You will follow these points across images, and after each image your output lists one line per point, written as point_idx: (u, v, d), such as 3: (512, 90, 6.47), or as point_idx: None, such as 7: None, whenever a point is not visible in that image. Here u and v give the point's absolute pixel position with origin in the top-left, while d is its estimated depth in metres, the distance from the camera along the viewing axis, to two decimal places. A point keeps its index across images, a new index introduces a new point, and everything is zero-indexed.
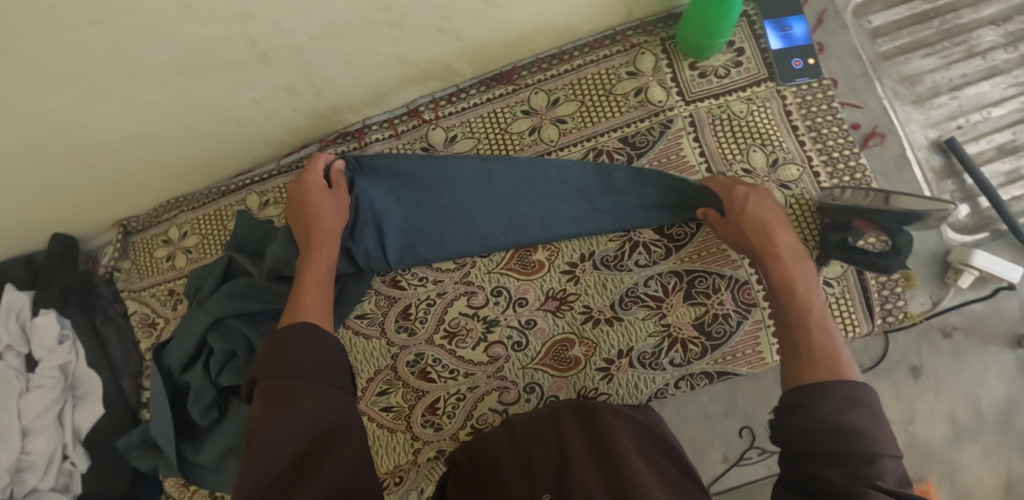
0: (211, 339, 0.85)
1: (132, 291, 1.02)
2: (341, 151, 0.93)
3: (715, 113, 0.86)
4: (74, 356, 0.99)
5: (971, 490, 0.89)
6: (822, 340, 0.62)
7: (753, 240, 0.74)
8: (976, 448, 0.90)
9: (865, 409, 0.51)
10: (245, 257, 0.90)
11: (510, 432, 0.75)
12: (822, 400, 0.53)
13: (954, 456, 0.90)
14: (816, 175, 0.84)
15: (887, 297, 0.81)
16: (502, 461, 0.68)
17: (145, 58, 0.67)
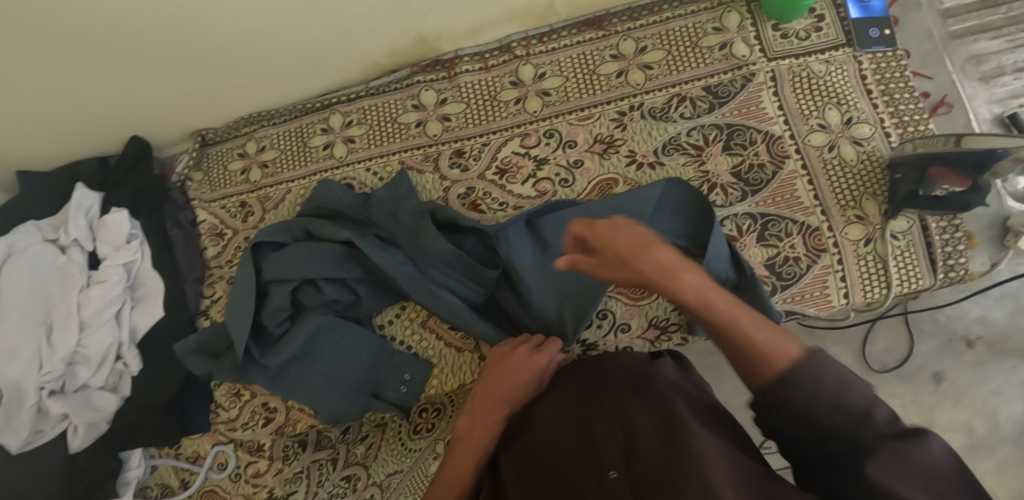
0: (326, 289, 0.89)
1: (202, 201, 1.03)
2: (431, 78, 0.97)
3: (796, 71, 0.91)
4: (140, 255, 0.98)
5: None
6: (752, 331, 0.54)
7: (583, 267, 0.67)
8: (993, 459, 1.03)
9: (829, 379, 0.49)
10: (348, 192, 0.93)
11: (552, 395, 0.72)
12: (793, 391, 0.50)
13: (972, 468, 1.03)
14: (887, 135, 0.89)
15: (950, 253, 0.86)
16: (548, 429, 0.67)
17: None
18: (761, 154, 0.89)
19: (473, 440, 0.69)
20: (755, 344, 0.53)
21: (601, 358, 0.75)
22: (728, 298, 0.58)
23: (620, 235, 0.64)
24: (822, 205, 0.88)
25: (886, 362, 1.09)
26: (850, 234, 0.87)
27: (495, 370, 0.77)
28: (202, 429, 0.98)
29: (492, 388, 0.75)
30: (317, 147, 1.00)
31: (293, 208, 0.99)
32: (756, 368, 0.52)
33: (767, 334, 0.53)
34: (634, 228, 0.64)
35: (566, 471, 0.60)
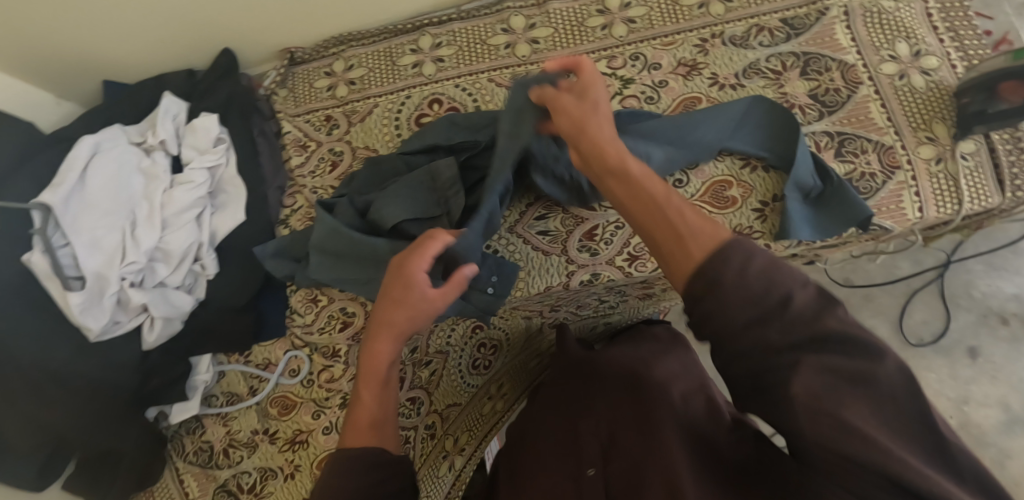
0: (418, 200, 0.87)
1: (287, 115, 1.06)
2: (521, 5, 1.02)
3: (867, 8, 0.97)
4: (225, 160, 1.00)
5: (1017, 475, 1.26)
6: (692, 220, 0.53)
7: (587, 145, 0.65)
8: None
9: (760, 259, 0.47)
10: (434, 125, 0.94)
11: (553, 401, 0.82)
12: (721, 271, 0.47)
13: (1005, 444, 1.28)
14: (954, 67, 0.94)
15: (1017, 175, 0.90)
16: (545, 428, 0.76)
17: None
18: (837, 79, 0.95)
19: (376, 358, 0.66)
20: (671, 206, 0.54)
21: (597, 362, 0.84)
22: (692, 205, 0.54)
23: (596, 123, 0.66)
24: (895, 126, 0.92)
25: (924, 336, 1.35)
26: (922, 153, 0.91)
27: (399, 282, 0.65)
28: (276, 334, 0.98)
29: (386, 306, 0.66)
30: (406, 66, 1.03)
31: (381, 121, 1.02)
32: (677, 238, 0.52)
33: (703, 226, 0.51)
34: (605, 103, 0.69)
35: (555, 458, 0.70)
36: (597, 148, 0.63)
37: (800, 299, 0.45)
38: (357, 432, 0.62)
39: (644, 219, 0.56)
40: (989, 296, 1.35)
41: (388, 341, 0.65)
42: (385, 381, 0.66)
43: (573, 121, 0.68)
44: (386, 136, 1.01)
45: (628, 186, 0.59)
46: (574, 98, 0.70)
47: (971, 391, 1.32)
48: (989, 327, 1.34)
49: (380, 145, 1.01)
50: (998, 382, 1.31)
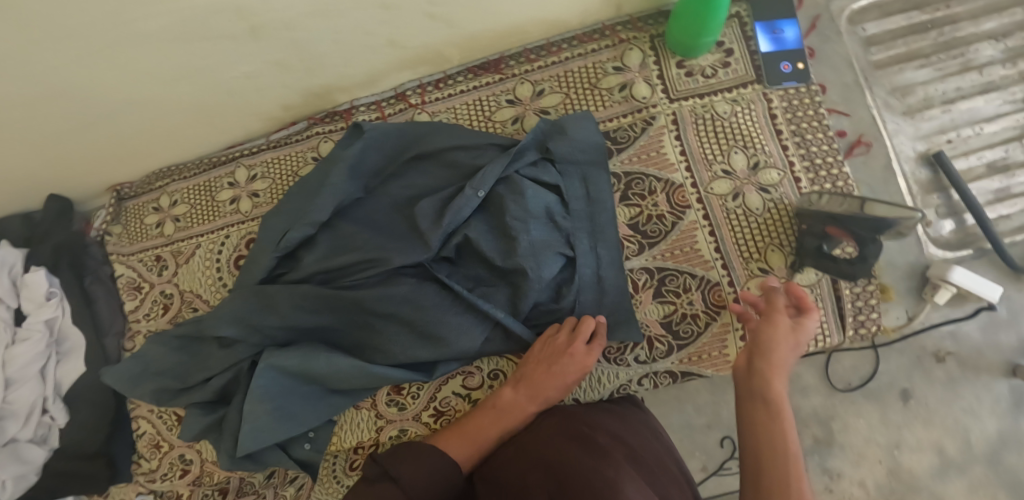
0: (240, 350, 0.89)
1: (121, 255, 1.05)
2: (330, 130, 0.96)
3: (699, 112, 0.86)
4: (61, 312, 1.01)
5: None
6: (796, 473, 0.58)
7: (756, 358, 0.69)
8: (964, 480, 1.20)
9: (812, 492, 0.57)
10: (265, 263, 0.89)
11: (537, 452, 0.70)
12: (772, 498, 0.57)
13: (938, 487, 1.20)
14: (797, 181, 0.83)
15: (860, 309, 0.81)
16: (530, 481, 0.67)
17: (140, 24, 0.69)
18: (661, 204, 0.84)
19: (501, 417, 0.77)
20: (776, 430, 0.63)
21: (591, 425, 0.73)
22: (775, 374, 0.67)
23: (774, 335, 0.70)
24: (724, 257, 0.82)
25: (851, 381, 1.24)
26: (752, 289, 0.81)
27: (550, 366, 0.78)
28: (127, 479, 1.01)
29: (492, 412, 0.78)
30: (223, 202, 0.99)
31: (204, 265, 0.99)
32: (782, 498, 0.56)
33: (790, 462, 0.59)
34: (805, 335, 0.71)
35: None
36: (775, 372, 0.67)
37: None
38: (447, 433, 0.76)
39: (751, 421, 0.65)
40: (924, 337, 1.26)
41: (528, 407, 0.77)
42: (505, 422, 0.77)
43: (779, 364, 0.68)
44: (209, 280, 0.98)
45: (763, 387, 0.66)
46: (784, 320, 0.71)
47: (905, 436, 1.22)
48: (923, 368, 1.23)
49: (204, 290, 0.98)
50: (934, 426, 1.22)
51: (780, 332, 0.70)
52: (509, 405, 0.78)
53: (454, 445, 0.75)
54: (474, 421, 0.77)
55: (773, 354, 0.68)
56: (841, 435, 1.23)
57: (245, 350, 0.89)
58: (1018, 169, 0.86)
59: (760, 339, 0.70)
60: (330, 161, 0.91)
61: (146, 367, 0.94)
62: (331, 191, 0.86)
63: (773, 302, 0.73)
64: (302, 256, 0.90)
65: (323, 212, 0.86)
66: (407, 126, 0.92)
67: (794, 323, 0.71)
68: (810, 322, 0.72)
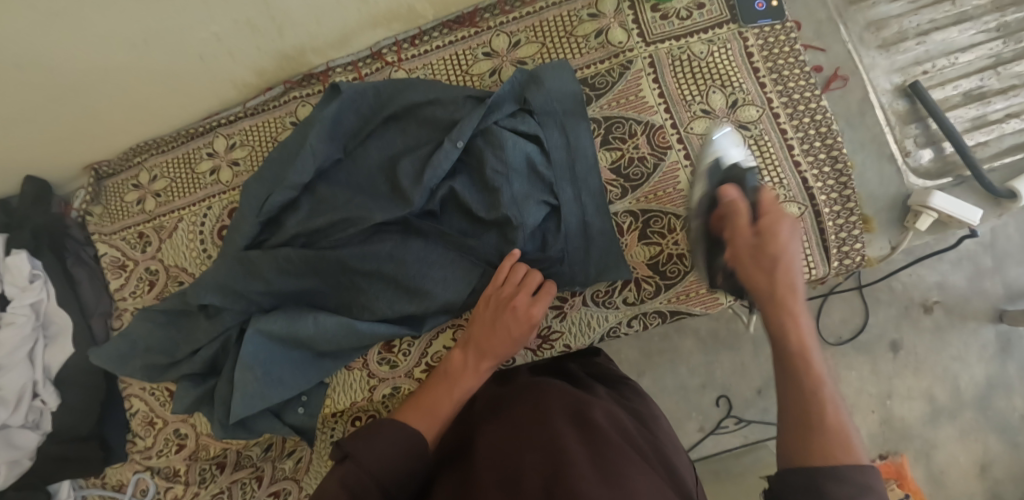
0: (227, 317, 0.89)
1: (103, 235, 1.03)
2: (307, 93, 0.95)
3: (675, 54, 0.86)
4: (46, 294, 0.98)
5: (945, 466, 1.25)
6: (837, 420, 0.56)
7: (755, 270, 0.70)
8: (955, 426, 1.25)
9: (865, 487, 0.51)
10: (244, 228, 0.88)
11: (536, 428, 0.62)
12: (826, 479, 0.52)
13: (931, 435, 1.26)
14: (776, 117, 0.84)
15: (844, 240, 0.81)
16: (526, 461, 0.58)
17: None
18: (642, 146, 0.85)
19: (458, 379, 0.75)
20: (813, 372, 0.61)
21: (593, 406, 0.67)
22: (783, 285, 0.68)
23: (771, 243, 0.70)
24: None
25: (841, 335, 1.28)
26: None
27: (500, 325, 0.77)
28: (122, 459, 1.01)
29: (446, 383, 0.75)
30: (203, 173, 0.99)
31: (187, 238, 0.98)
32: (829, 450, 0.54)
33: (823, 395, 0.59)
34: (794, 241, 0.70)
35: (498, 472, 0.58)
36: (790, 309, 0.66)
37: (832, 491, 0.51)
38: (412, 406, 0.72)
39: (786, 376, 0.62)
40: (911, 287, 1.28)
41: (485, 364, 0.77)
42: (464, 386, 0.75)
43: (793, 295, 0.67)
44: (193, 252, 0.97)
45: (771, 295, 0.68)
46: (776, 223, 0.70)
47: (897, 385, 1.27)
48: (910, 319, 1.28)
49: (189, 263, 0.98)
50: (924, 375, 1.27)
51: (762, 268, 0.69)
52: (462, 369, 0.76)
53: (416, 418, 0.70)
54: (430, 391, 0.74)
55: (778, 259, 0.69)
56: None
57: (232, 318, 0.89)
58: (995, 97, 0.86)
59: (746, 257, 0.71)
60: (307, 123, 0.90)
61: (136, 343, 0.94)
62: (309, 154, 0.84)
63: (738, 227, 0.71)
64: (285, 220, 0.89)
65: (304, 175, 0.85)
66: (382, 84, 0.91)
67: (765, 236, 0.70)
68: (790, 225, 0.71)
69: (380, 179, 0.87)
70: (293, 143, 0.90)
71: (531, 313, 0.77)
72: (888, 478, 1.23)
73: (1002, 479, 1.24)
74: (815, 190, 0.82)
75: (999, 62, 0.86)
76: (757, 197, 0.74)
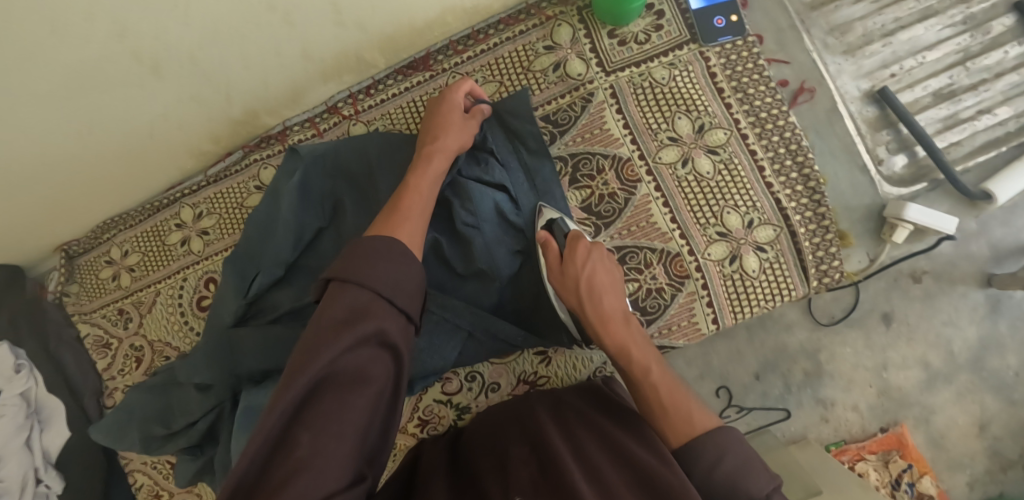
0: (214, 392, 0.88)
1: (84, 314, 1.02)
2: (267, 155, 0.94)
3: (637, 82, 0.84)
4: (33, 382, 0.93)
5: (945, 429, 1.21)
6: (671, 397, 0.66)
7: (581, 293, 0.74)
8: (950, 388, 1.21)
9: (731, 457, 0.59)
10: (228, 306, 0.88)
11: (523, 433, 0.65)
12: (694, 465, 0.60)
13: (929, 399, 1.21)
14: (744, 138, 0.82)
15: (822, 258, 0.80)
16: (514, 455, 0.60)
17: (33, 86, 0.67)
18: (610, 181, 0.84)
19: (427, 171, 0.76)
20: (637, 361, 0.70)
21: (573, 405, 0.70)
22: (596, 290, 0.74)
23: (587, 261, 0.75)
24: (681, 227, 0.82)
25: (832, 313, 1.22)
26: (713, 254, 0.81)
27: (439, 119, 0.80)
28: None
29: (403, 189, 0.74)
30: (175, 244, 0.97)
31: (166, 311, 0.97)
32: (677, 432, 0.63)
33: (662, 383, 0.68)
34: (596, 254, 0.76)
35: (490, 471, 0.60)
36: (604, 323, 0.73)
37: (703, 471, 0.59)
38: (380, 220, 0.69)
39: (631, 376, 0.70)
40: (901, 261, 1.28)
41: (442, 160, 0.77)
42: (434, 179, 0.76)
43: (600, 312, 0.73)
44: (175, 326, 0.96)
45: (598, 306, 0.73)
46: (581, 240, 0.76)
47: (891, 355, 1.23)
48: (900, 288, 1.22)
49: (172, 337, 0.97)
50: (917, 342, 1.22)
51: (568, 285, 0.75)
52: (421, 175, 0.76)
53: (378, 224, 0.68)
54: (396, 201, 0.72)
55: (586, 263, 0.75)
56: (828, 365, 1.22)
57: (221, 393, 0.88)
58: (965, 94, 0.83)
59: (561, 284, 0.75)
60: (272, 193, 0.89)
61: (131, 415, 0.94)
62: (285, 228, 0.85)
63: (547, 259, 0.77)
64: (272, 299, 0.89)
65: (284, 252, 0.86)
66: (344, 141, 0.90)
67: (567, 258, 0.75)
68: (591, 250, 0.76)
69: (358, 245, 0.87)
70: (266, 215, 0.89)
71: (453, 95, 0.81)
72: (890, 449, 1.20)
73: (1002, 437, 1.20)
74: (789, 211, 0.81)
75: (967, 57, 0.84)
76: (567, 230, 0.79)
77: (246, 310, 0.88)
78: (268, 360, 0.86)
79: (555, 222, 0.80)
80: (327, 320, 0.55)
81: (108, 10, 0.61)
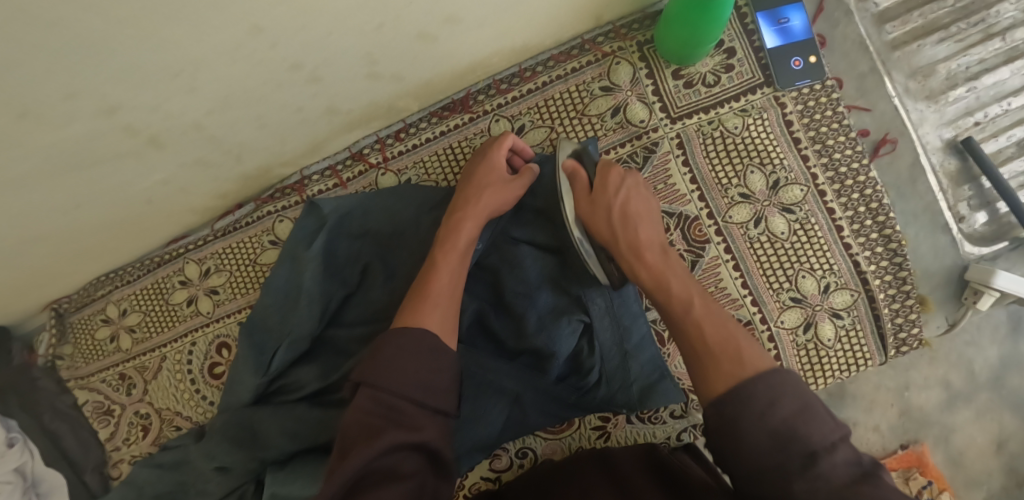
0: (226, 480, 0.76)
1: (80, 379, 0.92)
2: (283, 208, 0.83)
3: (706, 130, 0.76)
4: (28, 457, 0.86)
5: (964, 448, 0.97)
6: (716, 331, 0.57)
7: (614, 223, 0.68)
8: (970, 408, 0.98)
9: (789, 400, 0.48)
10: (244, 382, 0.78)
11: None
12: (740, 408, 0.49)
13: (949, 419, 0.98)
14: (822, 195, 0.75)
15: (901, 326, 0.75)
16: None
17: (5, 172, 0.55)
18: (676, 243, 0.76)
19: (457, 244, 0.69)
20: (677, 296, 0.62)
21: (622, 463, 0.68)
22: (629, 221, 0.68)
23: (620, 190, 0.69)
24: (752, 293, 0.75)
25: None
26: (786, 322, 0.75)
27: (472, 181, 0.73)
28: None
29: (430, 262, 0.68)
30: (180, 304, 0.87)
31: (174, 377, 0.88)
32: (725, 373, 0.52)
33: (704, 318, 0.59)
34: (629, 185, 0.70)
35: None
36: (637, 253, 0.66)
37: (753, 427, 0.48)
38: (409, 304, 0.63)
39: (669, 316, 0.62)
40: None
41: (473, 226, 0.70)
42: (463, 254, 0.69)
43: (633, 243, 0.67)
44: (184, 394, 0.87)
45: (632, 236, 0.67)
46: (612, 170, 0.70)
47: (911, 374, 0.99)
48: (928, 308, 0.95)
49: (183, 406, 0.88)
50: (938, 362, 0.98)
51: (599, 213, 0.69)
52: (450, 246, 0.69)
53: (407, 310, 0.62)
54: (424, 280, 0.66)
55: (619, 191, 0.69)
56: (851, 387, 0.98)
57: (243, 474, 0.76)
58: None
59: (591, 214, 0.69)
60: (291, 256, 0.79)
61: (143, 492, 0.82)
62: (310, 301, 0.75)
63: (575, 190, 0.71)
64: (294, 376, 0.79)
65: (308, 326, 0.76)
66: (373, 194, 0.79)
67: (597, 188, 0.70)
68: (625, 179, 0.71)
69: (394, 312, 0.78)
70: (287, 281, 0.79)
71: (492, 154, 0.73)
72: (908, 467, 0.97)
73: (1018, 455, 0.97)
74: (868, 274, 0.75)
75: None
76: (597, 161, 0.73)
77: (266, 387, 0.78)
78: (293, 446, 0.75)
79: (584, 153, 0.73)
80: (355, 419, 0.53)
81: (94, 88, 0.50)
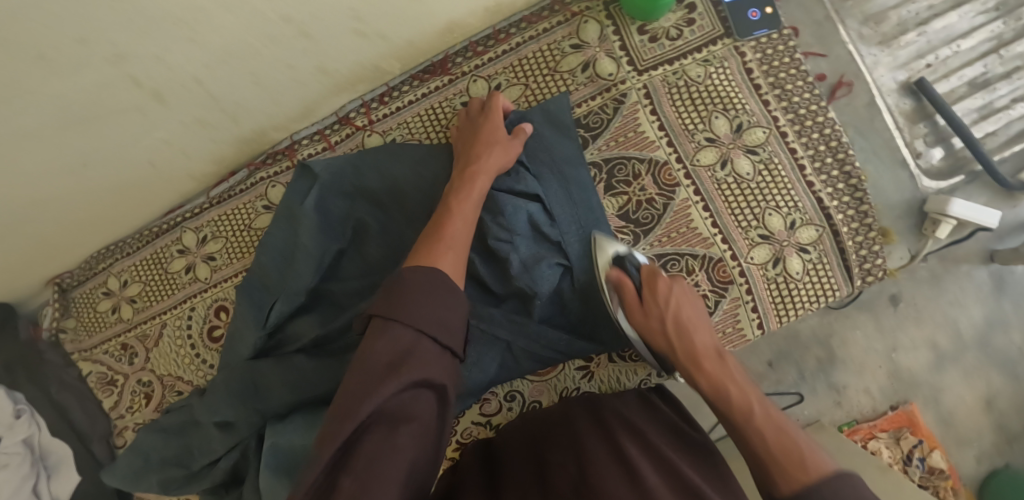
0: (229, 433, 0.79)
1: (84, 351, 0.95)
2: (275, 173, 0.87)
3: (671, 80, 0.80)
4: (35, 428, 0.88)
5: (954, 408, 0.95)
6: (777, 435, 0.58)
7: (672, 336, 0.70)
8: (958, 368, 0.95)
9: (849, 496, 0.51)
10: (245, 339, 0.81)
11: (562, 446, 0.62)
12: None
13: (937, 379, 0.95)
14: (784, 136, 0.79)
15: (866, 259, 0.79)
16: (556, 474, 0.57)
17: (18, 122, 0.59)
18: (648, 187, 0.80)
19: (469, 196, 0.70)
20: (737, 397, 0.63)
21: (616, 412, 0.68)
22: (681, 331, 0.70)
23: (671, 299, 0.72)
24: (722, 232, 0.79)
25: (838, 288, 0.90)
26: (756, 257, 0.79)
27: (481, 140, 0.75)
28: None
29: (444, 211, 0.68)
30: (178, 272, 0.91)
31: (175, 343, 0.91)
32: (790, 470, 0.55)
33: (766, 425, 0.60)
34: (678, 291, 0.72)
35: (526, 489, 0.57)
36: (695, 362, 0.68)
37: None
38: (421, 247, 0.64)
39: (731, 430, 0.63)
40: None
41: (484, 181, 0.72)
42: (475, 206, 0.70)
43: (691, 352, 0.68)
44: (185, 359, 0.91)
45: (688, 348, 0.69)
46: (665, 280, 0.73)
47: (899, 337, 0.95)
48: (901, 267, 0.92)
49: (183, 371, 0.91)
50: (923, 323, 0.95)
51: (655, 328, 0.71)
52: (463, 197, 0.70)
53: (420, 251, 0.63)
54: (438, 225, 0.66)
55: (672, 302, 0.71)
56: (840, 351, 0.95)
57: (245, 429, 0.79)
58: (999, 82, 0.82)
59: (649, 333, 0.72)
60: (286, 214, 0.82)
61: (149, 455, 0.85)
62: (305, 256, 0.79)
63: (624, 299, 0.73)
64: (291, 330, 0.82)
65: (303, 281, 0.79)
66: (359, 154, 0.84)
67: (647, 298, 0.72)
68: (672, 283, 0.73)
69: (383, 265, 0.82)
70: (282, 240, 0.82)
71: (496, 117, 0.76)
72: (898, 428, 0.94)
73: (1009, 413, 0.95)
74: (832, 209, 0.79)
75: (1000, 44, 0.82)
76: (638, 264, 0.76)
77: (265, 343, 0.81)
78: (291, 395, 0.79)
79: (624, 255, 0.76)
80: (368, 363, 0.51)
81: (103, 33, 0.54)
